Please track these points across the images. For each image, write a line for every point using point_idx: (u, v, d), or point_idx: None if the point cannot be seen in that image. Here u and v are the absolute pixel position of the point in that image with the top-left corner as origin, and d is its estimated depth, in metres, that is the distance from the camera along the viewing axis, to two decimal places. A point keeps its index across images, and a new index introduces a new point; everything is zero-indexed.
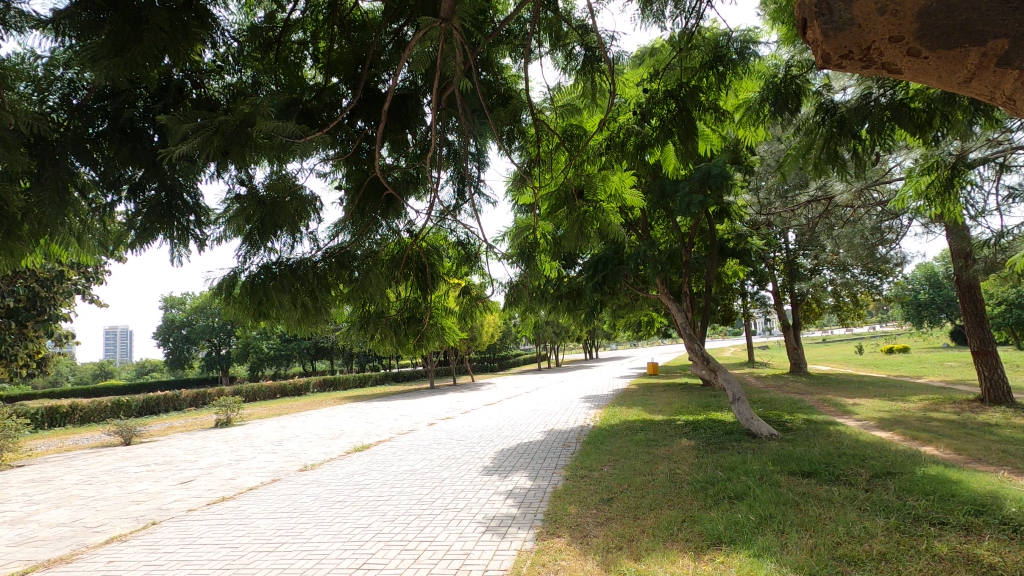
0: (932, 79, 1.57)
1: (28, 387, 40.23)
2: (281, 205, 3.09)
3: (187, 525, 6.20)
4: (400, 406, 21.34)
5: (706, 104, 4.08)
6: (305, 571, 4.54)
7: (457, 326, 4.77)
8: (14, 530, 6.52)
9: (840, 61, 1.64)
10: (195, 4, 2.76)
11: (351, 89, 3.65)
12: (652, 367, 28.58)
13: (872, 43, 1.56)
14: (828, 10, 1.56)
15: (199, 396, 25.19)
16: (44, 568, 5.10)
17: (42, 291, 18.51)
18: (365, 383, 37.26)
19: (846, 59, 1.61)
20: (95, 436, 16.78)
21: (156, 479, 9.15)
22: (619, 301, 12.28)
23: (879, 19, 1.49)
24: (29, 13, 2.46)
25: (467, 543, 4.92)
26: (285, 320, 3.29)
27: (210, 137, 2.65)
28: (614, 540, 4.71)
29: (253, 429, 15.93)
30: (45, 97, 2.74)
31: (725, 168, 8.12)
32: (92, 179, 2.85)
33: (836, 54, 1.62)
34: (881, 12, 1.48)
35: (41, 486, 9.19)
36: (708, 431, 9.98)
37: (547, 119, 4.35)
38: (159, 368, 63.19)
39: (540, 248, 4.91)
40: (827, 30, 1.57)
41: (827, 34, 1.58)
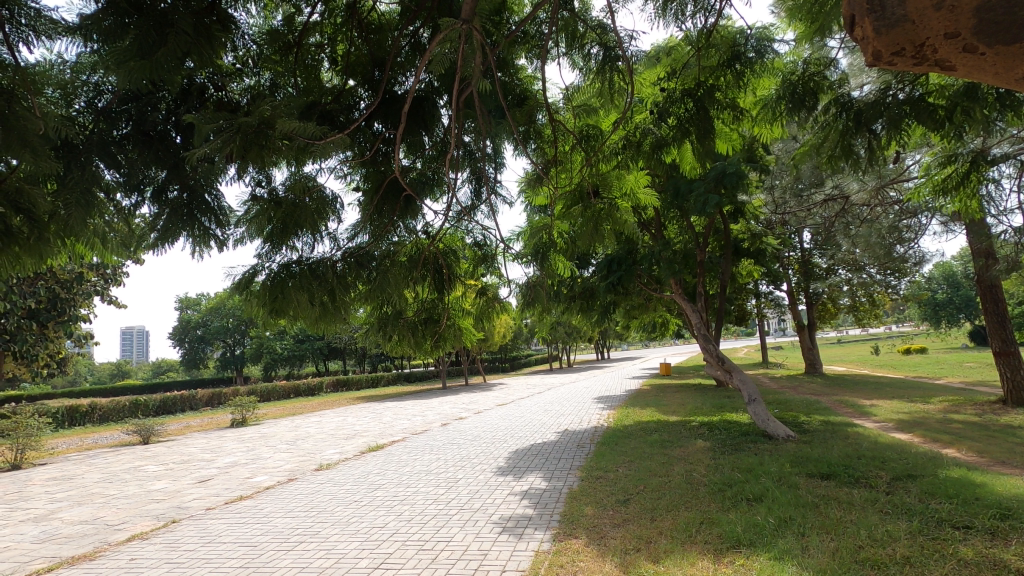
0: (987, 75, 1.56)
1: (48, 386, 41.06)
2: (301, 206, 3.14)
3: (206, 524, 6.27)
4: (412, 406, 21.42)
5: (723, 103, 4.05)
6: (325, 570, 4.58)
7: (474, 327, 4.77)
8: (39, 527, 6.64)
9: (891, 58, 1.63)
10: (217, 9, 2.80)
11: (369, 92, 3.67)
12: (665, 367, 28.38)
13: (926, 39, 1.55)
14: (880, 6, 1.54)
15: (215, 396, 25.51)
16: (68, 565, 5.18)
17: (62, 292, 18.86)
18: (378, 383, 37.48)
19: (898, 56, 1.59)
20: (114, 435, 17.04)
21: (174, 478, 9.27)
22: (632, 301, 12.25)
23: (934, 14, 1.48)
24: (60, 20, 2.50)
25: (484, 544, 4.93)
26: (303, 318, 3.30)
27: (231, 138, 2.67)
28: (633, 542, 4.68)
29: (269, 429, 16.11)
30: (72, 101, 2.76)
31: (741, 167, 8.08)
32: (116, 180, 2.84)
33: (889, 50, 1.60)
34: (937, 7, 1.46)
35: (63, 484, 9.35)
36: (723, 432, 9.91)
37: (563, 119, 4.31)
38: (175, 368, 64.08)
39: (556, 248, 4.87)
40: (878, 26, 1.55)
41: (878, 31, 1.56)
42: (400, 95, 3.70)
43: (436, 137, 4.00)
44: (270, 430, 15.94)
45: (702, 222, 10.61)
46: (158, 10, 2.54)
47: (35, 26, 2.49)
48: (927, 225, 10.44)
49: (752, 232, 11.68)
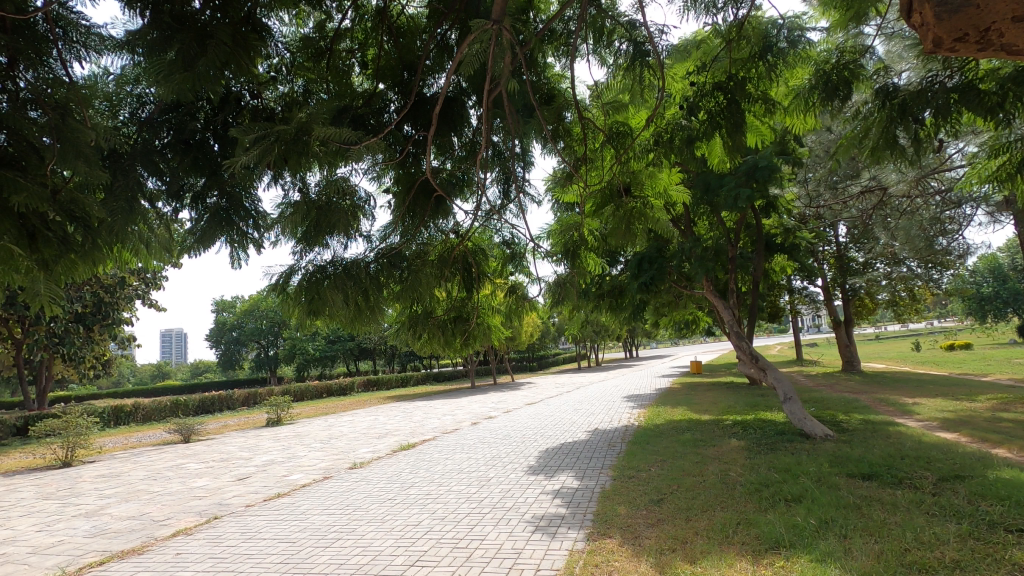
0: None
1: (94, 387, 42.80)
2: (335, 207, 3.17)
3: (247, 520, 6.44)
4: (442, 404, 21.59)
5: (756, 95, 3.98)
6: (362, 567, 4.65)
7: (502, 325, 4.80)
8: (90, 522, 6.93)
9: (954, 45, 1.73)
10: (252, 18, 2.81)
11: (399, 95, 3.72)
12: (695, 365, 28.00)
13: (990, 24, 1.65)
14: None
15: (251, 396, 26.18)
16: (118, 559, 5.38)
17: (106, 297, 19.65)
18: (407, 382, 37.92)
19: (961, 41, 1.69)
20: (156, 434, 17.67)
21: (214, 476, 9.55)
22: (662, 299, 12.11)
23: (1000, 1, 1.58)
24: (108, 36, 2.61)
25: (518, 542, 4.95)
26: (338, 318, 3.36)
27: (270, 145, 2.75)
28: (668, 542, 4.64)
29: (303, 428, 16.49)
30: (118, 112, 2.87)
31: (774, 160, 7.90)
32: (159, 187, 3.00)
33: (951, 36, 1.70)
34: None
35: (111, 481, 9.72)
36: (758, 432, 9.70)
37: (592, 116, 4.27)
38: (212, 368, 66.19)
39: (586, 246, 4.83)
40: (940, 12, 1.66)
41: (941, 18, 1.66)
42: (430, 97, 3.74)
43: (465, 137, 4.02)
44: (305, 428, 16.30)
45: (733, 217, 10.40)
46: (202, 24, 2.63)
47: (87, 43, 2.61)
48: (972, 216, 10.02)
49: (785, 227, 11.40)
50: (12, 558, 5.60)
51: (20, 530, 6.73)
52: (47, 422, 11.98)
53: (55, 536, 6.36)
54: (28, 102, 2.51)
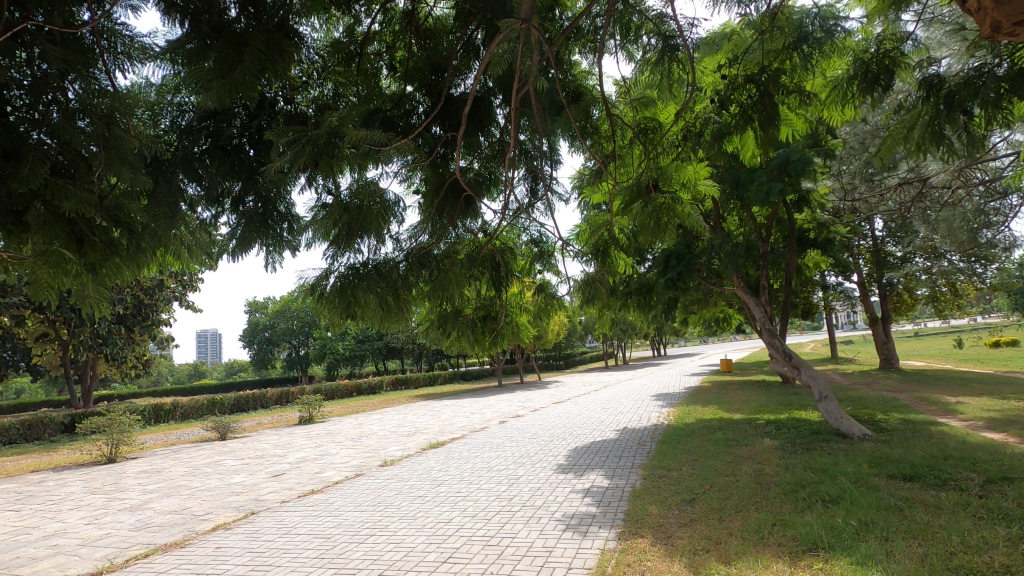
0: None
1: (136, 386, 44.43)
2: (366, 210, 3.22)
3: (283, 516, 6.60)
4: (469, 403, 21.71)
5: (790, 87, 3.89)
6: (395, 563, 4.72)
7: (531, 323, 4.78)
8: (135, 516, 7.19)
9: (1013, 28, 1.73)
10: (286, 25, 2.89)
11: (427, 96, 3.75)
12: (726, 364, 27.51)
13: None
14: None
15: (284, 395, 26.78)
16: (162, 551, 5.58)
17: (145, 298, 20.33)
18: (435, 381, 38.24)
19: (1019, 25, 1.70)
20: (194, 432, 18.23)
21: (251, 472, 9.80)
22: (691, 297, 11.93)
23: None
24: (150, 47, 2.71)
25: (549, 540, 4.96)
26: (370, 319, 3.42)
27: (303, 148, 2.81)
28: (701, 542, 4.58)
29: (334, 426, 16.77)
30: (159, 120, 3.01)
31: (807, 153, 7.72)
32: (198, 193, 3.07)
33: (1010, 20, 1.71)
34: None
35: (153, 476, 10.08)
36: (792, 431, 9.49)
37: (621, 112, 4.24)
38: (246, 368, 68.05)
39: (615, 244, 4.77)
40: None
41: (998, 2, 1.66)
42: (459, 97, 3.76)
43: (493, 137, 4.02)
44: (336, 427, 16.60)
45: (764, 212, 10.18)
46: (237, 32, 2.68)
47: (130, 53, 2.70)
48: (1018, 207, 9.60)
49: (819, 221, 11.13)
50: (63, 549, 5.85)
51: (70, 523, 7.02)
52: (93, 419, 12.48)
53: (102, 528, 6.63)
54: (78, 113, 2.60)
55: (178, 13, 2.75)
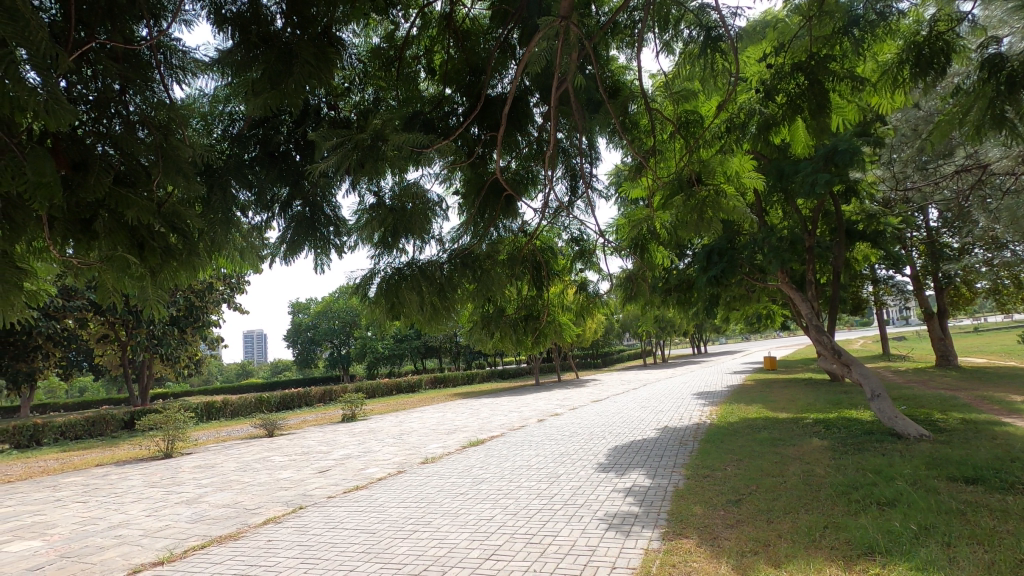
0: None
1: (189, 385, 46.46)
2: (409, 211, 3.29)
3: (329, 511, 6.79)
4: (507, 402, 21.80)
5: (840, 74, 3.76)
6: (439, 559, 4.78)
7: (573, 323, 4.73)
8: (191, 509, 7.53)
9: None
10: (331, 35, 2.97)
11: (465, 97, 3.80)
12: (770, 361, 26.80)
13: None
14: None
15: (328, 393, 27.51)
16: (217, 543, 5.82)
17: (197, 300, 21.20)
18: (473, 380, 38.54)
19: None
20: (244, 428, 18.92)
21: (298, 468, 10.11)
22: (733, 293, 11.66)
23: None
24: (201, 59, 2.85)
25: (592, 539, 4.92)
26: (415, 319, 3.49)
27: (349, 153, 2.89)
28: (749, 544, 4.47)
29: (376, 423, 17.13)
30: (213, 129, 3.14)
31: (855, 142, 7.40)
32: (249, 199, 3.18)
33: None
34: None
35: (207, 471, 10.52)
36: (843, 431, 9.15)
37: (661, 107, 4.16)
38: (291, 368, 70.19)
39: (656, 241, 4.68)
40: None
41: None
42: (497, 97, 3.77)
43: (530, 136, 4.01)
44: (378, 424, 16.94)
45: (810, 204, 9.84)
46: (283, 42, 2.76)
47: (184, 66, 2.85)
48: None
49: (868, 213, 10.70)
50: (127, 539, 6.18)
51: (133, 515, 7.40)
52: (150, 416, 13.10)
53: (162, 520, 6.96)
54: (138, 123, 2.72)
55: (228, 25, 2.85)
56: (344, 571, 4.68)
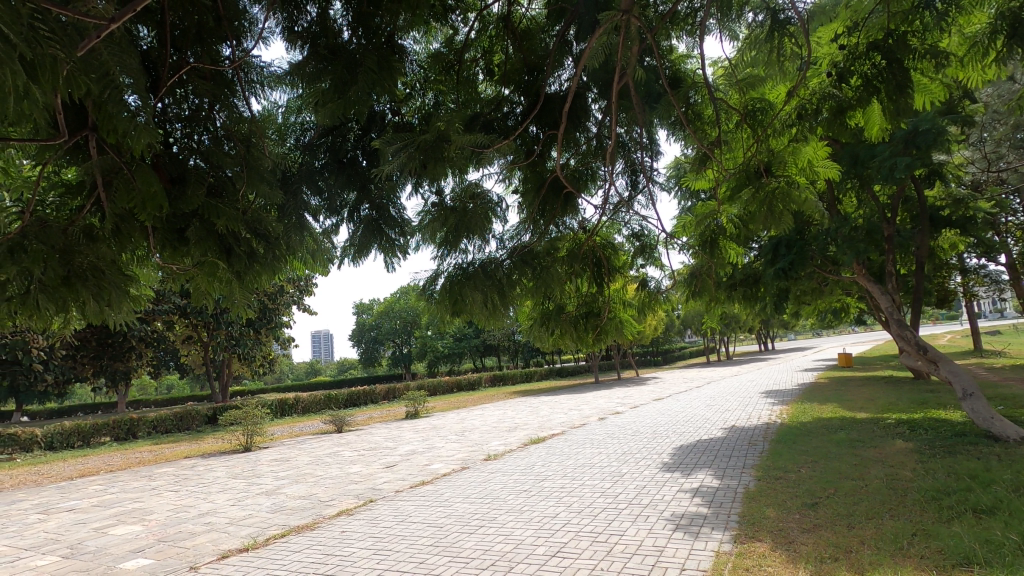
0: None
1: (263, 382, 49.17)
2: (469, 211, 3.34)
3: (398, 504, 7.02)
4: (567, 400, 21.74)
5: (920, 50, 3.52)
6: (505, 554, 4.85)
7: (635, 319, 4.66)
8: (271, 499, 7.98)
9: None
10: (395, 45, 3.07)
11: (523, 96, 3.81)
12: (845, 358, 25.40)
13: None
14: None
15: (392, 391, 28.42)
16: (295, 533, 6.14)
17: (270, 303, 22.42)
18: (532, 378, 38.72)
19: None
20: (315, 424, 19.85)
21: (366, 463, 10.50)
22: (803, 287, 11.12)
23: None
24: (277, 74, 3.03)
25: (659, 539, 4.85)
26: (477, 315, 3.56)
27: (413, 156, 2.97)
28: (828, 550, 4.28)
29: (439, 420, 17.52)
30: (287, 140, 3.34)
31: (940, 121, 6.86)
32: (320, 205, 3.34)
33: None
34: None
35: (283, 464, 11.12)
36: (931, 433, 8.53)
37: (725, 97, 4.04)
38: (356, 366, 72.93)
39: (724, 234, 4.52)
40: None
41: None
42: (557, 94, 3.77)
43: (589, 132, 4.00)
44: (440, 421, 17.36)
45: (888, 191, 9.24)
46: (350, 53, 2.86)
47: (262, 81, 3.04)
48: None
49: (955, 197, 9.92)
50: (215, 526, 6.63)
51: (219, 504, 7.93)
52: (231, 412, 13.99)
53: (245, 509, 7.42)
54: (223, 138, 2.90)
55: (300, 40, 3.00)
56: (414, 563, 4.83)
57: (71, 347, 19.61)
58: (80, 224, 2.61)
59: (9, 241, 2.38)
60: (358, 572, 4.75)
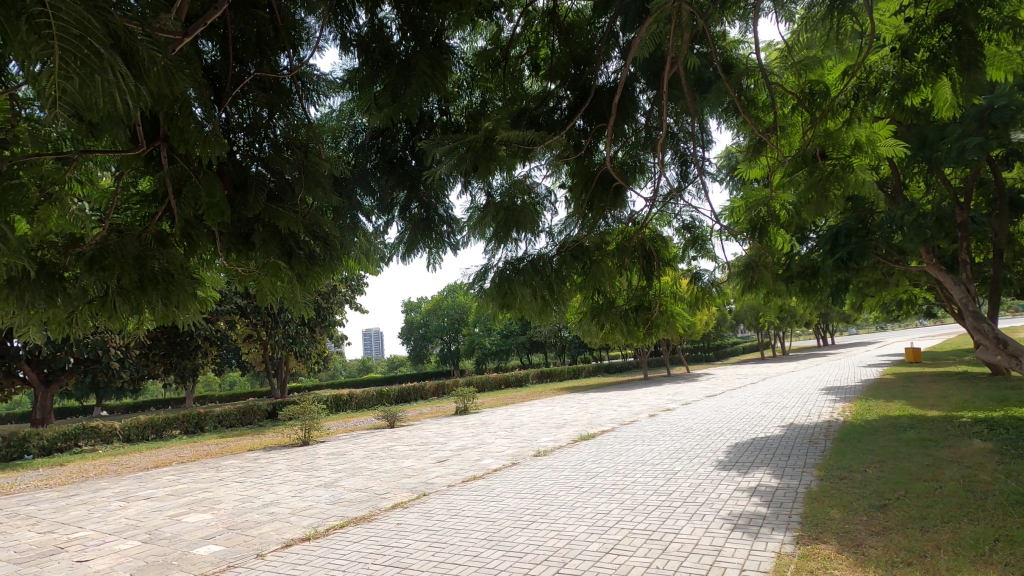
0: None
1: (318, 378, 51.01)
2: (518, 207, 3.33)
3: (451, 498, 7.14)
4: (615, 396, 21.52)
5: (997, 19, 3.27)
6: (559, 549, 4.85)
7: (686, 313, 4.55)
8: (329, 491, 8.28)
9: None
10: (444, 45, 3.10)
11: (570, 91, 3.78)
12: (913, 353, 24.01)
13: None
14: None
15: (441, 387, 28.93)
16: (354, 524, 6.35)
17: (324, 303, 23.19)
18: (579, 374, 38.54)
19: None
20: (368, 419, 20.44)
21: (419, 457, 10.73)
22: (866, 279, 10.58)
23: None
24: (330, 80, 3.13)
25: (717, 539, 4.73)
26: (527, 311, 3.57)
27: (464, 154, 3.00)
28: (900, 554, 4.07)
29: (488, 416, 17.71)
30: (341, 142, 3.45)
31: (1019, 97, 6.35)
32: (373, 205, 3.45)
33: None
34: None
35: (340, 458, 11.51)
36: (1012, 432, 7.95)
37: (780, 81, 3.88)
38: (406, 362, 74.67)
39: (778, 222, 4.36)
40: None
41: None
42: (604, 87, 3.72)
43: (637, 124, 3.92)
44: (489, 417, 17.52)
45: (960, 173, 8.63)
46: (402, 57, 2.92)
47: (318, 89, 3.15)
48: None
49: None
50: (278, 516, 6.93)
51: (281, 495, 8.28)
52: (290, 407, 14.58)
53: (306, 500, 7.73)
54: (283, 145, 3.01)
55: (352, 46, 3.09)
56: (469, 556, 4.90)
57: (145, 346, 20.91)
58: (153, 230, 2.75)
59: (91, 248, 2.53)
60: (414, 563, 4.87)
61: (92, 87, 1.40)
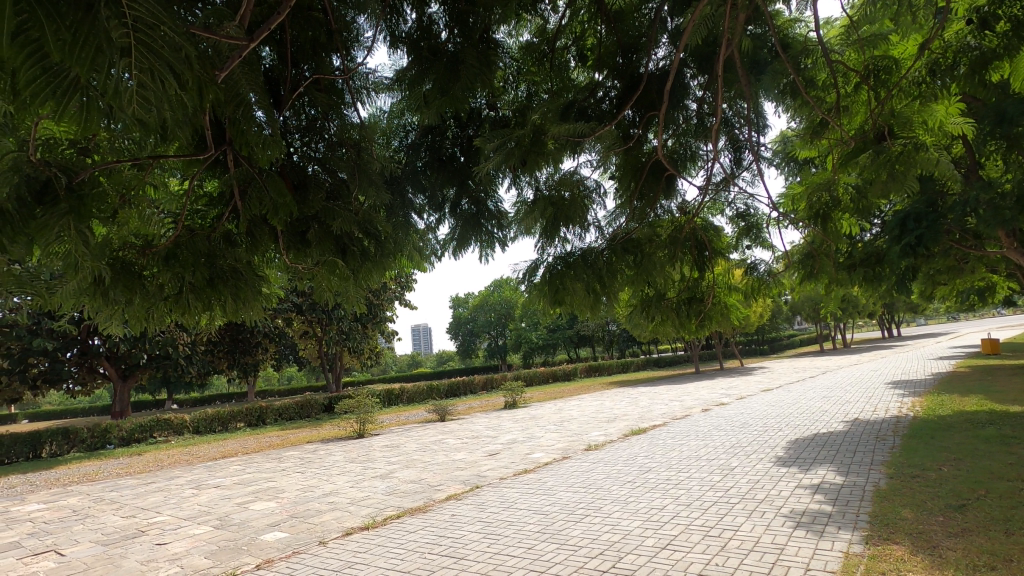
0: None
1: (370, 372, 52.45)
2: (568, 201, 3.31)
3: (503, 491, 7.20)
4: (666, 391, 21.11)
5: None
6: (614, 544, 4.82)
7: (741, 304, 4.41)
8: (385, 482, 8.52)
9: None
10: (490, 37, 3.09)
11: (618, 80, 3.71)
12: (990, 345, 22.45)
13: None
14: None
15: (489, 381, 29.19)
16: (409, 514, 6.51)
17: (375, 299, 23.80)
18: (628, 368, 38.07)
19: None
20: (419, 413, 20.87)
21: (470, 450, 10.87)
22: (938, 266, 9.95)
23: None
24: (381, 80, 3.19)
25: (779, 537, 4.58)
26: (578, 305, 3.54)
27: (512, 149, 3.00)
28: (982, 557, 3.82)
29: (536, 410, 17.75)
30: (392, 141, 3.51)
31: None
32: (424, 203, 3.53)
33: None
34: None
35: (394, 450, 11.81)
36: None
37: (841, 58, 3.68)
38: (453, 357, 75.88)
39: (841, 208, 4.15)
40: None
41: None
42: (653, 74, 3.63)
43: (688, 111, 3.81)
44: (538, 411, 17.58)
45: None
46: (450, 54, 2.93)
47: (368, 89, 3.22)
48: None
49: None
50: (338, 505, 7.18)
51: (340, 485, 8.58)
52: (345, 401, 15.04)
53: (364, 491, 7.97)
54: (337, 144, 3.10)
55: (401, 45, 3.14)
56: (523, 548, 4.94)
57: (210, 342, 22.04)
58: (220, 230, 2.88)
59: (165, 249, 2.69)
60: (469, 554, 4.95)
61: (158, 84, 1.37)
